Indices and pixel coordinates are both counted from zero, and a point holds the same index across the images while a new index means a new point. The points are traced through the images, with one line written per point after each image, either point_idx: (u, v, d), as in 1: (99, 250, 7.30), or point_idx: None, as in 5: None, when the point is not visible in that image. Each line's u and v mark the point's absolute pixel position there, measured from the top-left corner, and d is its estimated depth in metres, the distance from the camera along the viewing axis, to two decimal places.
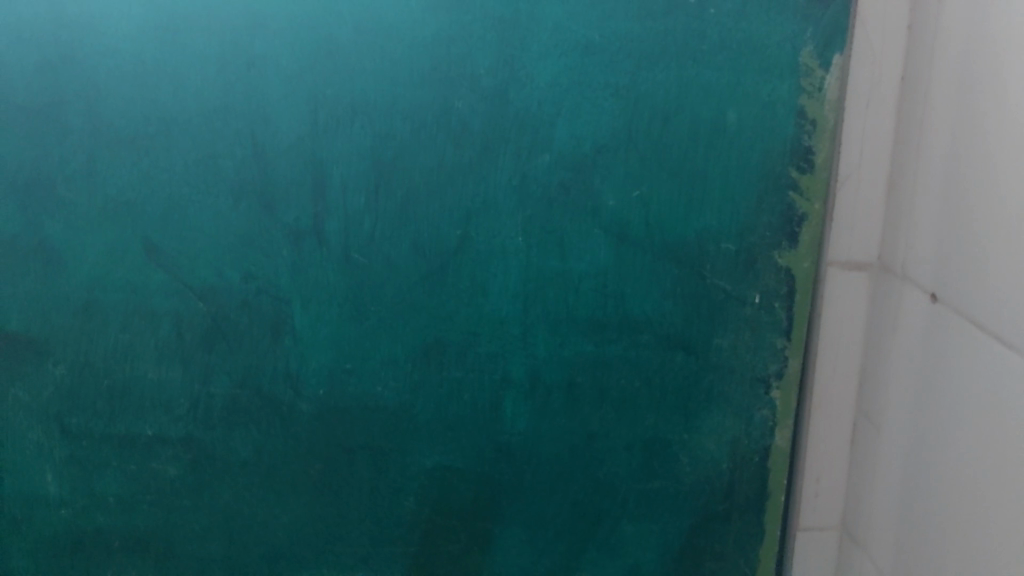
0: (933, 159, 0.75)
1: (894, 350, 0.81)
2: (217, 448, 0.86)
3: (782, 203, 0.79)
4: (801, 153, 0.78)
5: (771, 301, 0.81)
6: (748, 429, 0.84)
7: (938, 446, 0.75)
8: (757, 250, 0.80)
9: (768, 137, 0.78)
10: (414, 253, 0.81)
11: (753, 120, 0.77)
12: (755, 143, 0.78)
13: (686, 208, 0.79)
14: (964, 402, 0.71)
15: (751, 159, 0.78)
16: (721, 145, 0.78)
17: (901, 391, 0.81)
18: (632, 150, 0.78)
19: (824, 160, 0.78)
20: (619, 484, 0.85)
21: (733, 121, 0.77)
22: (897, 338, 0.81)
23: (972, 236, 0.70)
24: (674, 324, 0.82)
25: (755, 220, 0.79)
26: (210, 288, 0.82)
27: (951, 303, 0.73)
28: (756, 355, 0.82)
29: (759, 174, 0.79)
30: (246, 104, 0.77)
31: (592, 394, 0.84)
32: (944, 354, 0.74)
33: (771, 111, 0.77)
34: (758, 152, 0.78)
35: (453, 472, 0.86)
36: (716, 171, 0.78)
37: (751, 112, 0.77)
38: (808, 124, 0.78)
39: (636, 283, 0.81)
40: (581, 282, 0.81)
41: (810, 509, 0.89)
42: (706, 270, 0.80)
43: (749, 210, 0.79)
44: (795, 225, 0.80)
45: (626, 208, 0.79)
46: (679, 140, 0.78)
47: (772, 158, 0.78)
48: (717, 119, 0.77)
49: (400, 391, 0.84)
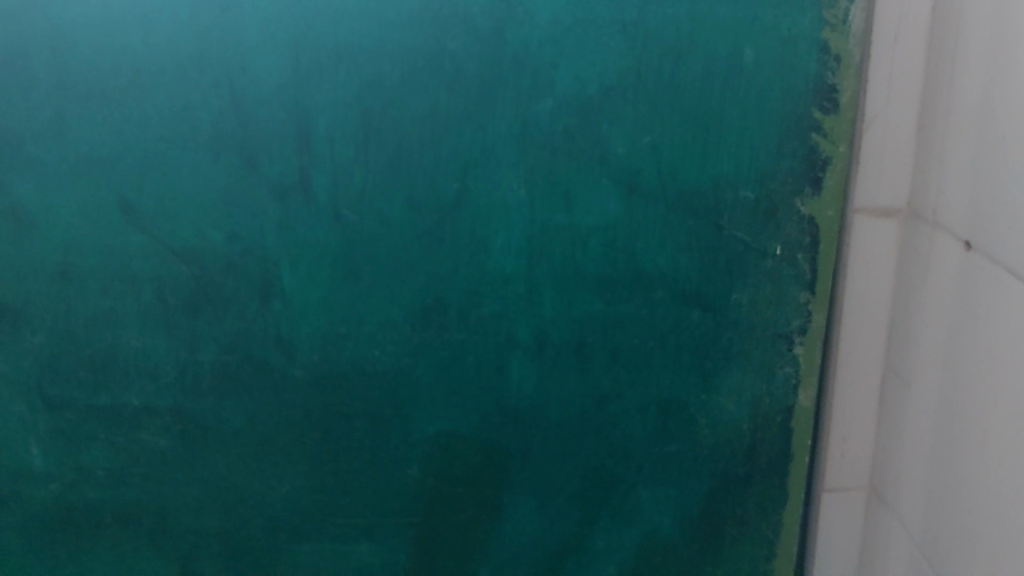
0: (967, 95, 0.69)
1: (925, 302, 0.76)
2: (208, 419, 0.82)
3: (804, 145, 0.73)
4: (824, 92, 0.72)
5: (793, 252, 0.75)
6: (769, 388, 0.79)
7: (973, 407, 0.70)
8: (778, 198, 0.74)
9: (789, 74, 0.71)
10: (409, 208, 0.76)
11: (771, 57, 0.71)
12: (773, 81, 0.72)
13: (700, 154, 0.73)
14: (1000, 361, 0.66)
15: (770, 100, 0.72)
16: (737, 85, 0.72)
17: (933, 346, 0.75)
18: (641, 92, 0.72)
19: (850, 98, 0.72)
20: (633, 448, 0.81)
21: (751, 58, 0.71)
22: (928, 289, 0.76)
23: (1009, 179, 0.64)
24: (689, 278, 0.76)
25: (775, 164, 0.74)
26: (194, 250, 0.77)
27: (987, 252, 0.67)
28: (777, 310, 0.77)
29: (780, 114, 0.72)
30: (222, 51, 0.71)
31: (602, 355, 0.79)
32: (979, 307, 0.69)
33: (792, 47, 0.71)
34: (777, 92, 0.72)
35: (457, 438, 0.82)
36: (732, 113, 0.72)
37: (770, 48, 0.71)
38: (832, 60, 0.71)
39: (648, 236, 0.76)
40: (588, 236, 0.76)
41: (835, 471, 0.85)
42: (724, 221, 0.75)
43: (769, 155, 0.73)
44: (819, 170, 0.74)
45: (636, 155, 0.74)
46: (692, 79, 0.72)
47: (793, 97, 0.72)
48: (733, 56, 0.71)
49: (398, 355, 0.80)
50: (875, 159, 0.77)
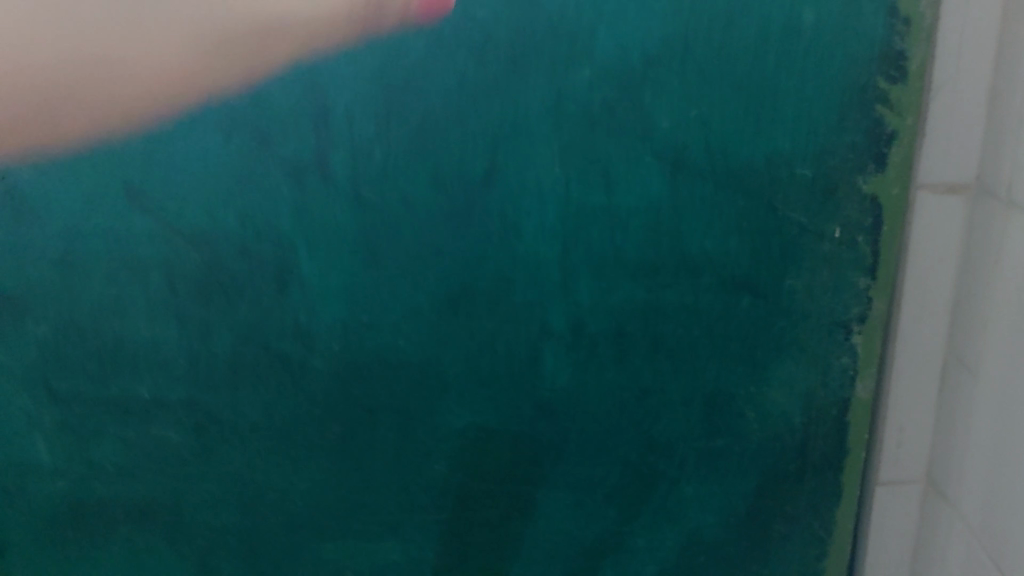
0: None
1: (996, 288, 0.70)
2: (223, 412, 0.77)
3: (868, 118, 0.67)
4: (891, 59, 0.65)
5: (853, 235, 0.70)
6: (823, 379, 0.73)
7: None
8: (837, 176, 0.68)
9: (852, 39, 0.65)
10: (435, 189, 0.70)
11: (833, 20, 0.64)
12: (835, 46, 0.65)
13: (753, 128, 0.67)
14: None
15: (831, 68, 0.65)
16: (795, 51, 0.65)
17: (1002, 337, 0.69)
18: (690, 61, 0.65)
19: (919, 66, 0.66)
20: (676, 443, 0.76)
21: (811, 22, 0.64)
22: (1000, 274, 0.69)
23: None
24: (738, 262, 0.71)
25: (835, 139, 0.67)
26: (204, 235, 0.71)
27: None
28: (834, 297, 0.71)
29: (841, 84, 0.66)
30: (235, 19, 0.65)
31: (643, 345, 0.73)
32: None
33: (858, 9, 0.64)
34: (840, 59, 0.65)
35: (487, 432, 0.77)
36: (789, 82, 0.66)
37: (834, 11, 0.64)
38: (901, 23, 0.64)
39: (694, 217, 0.70)
40: (629, 218, 0.70)
41: (890, 463, 0.79)
42: (777, 201, 0.69)
43: (828, 128, 0.67)
44: (883, 145, 0.67)
45: (682, 129, 0.67)
46: (747, 45, 0.65)
47: (857, 65, 0.65)
48: (791, 20, 0.64)
49: (425, 345, 0.75)
50: (941, 129, 0.70)
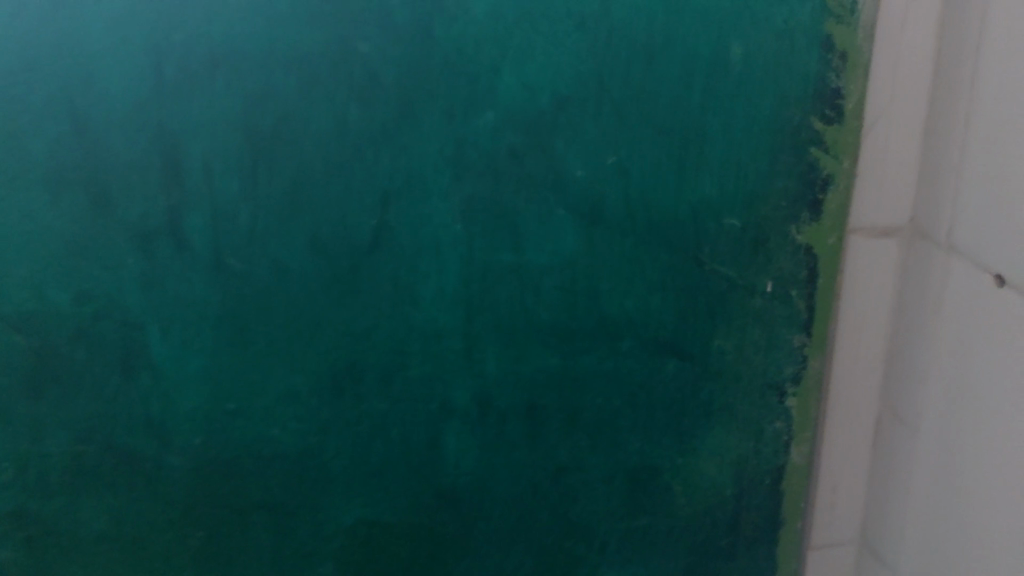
0: (993, 87, 0.54)
1: (935, 339, 0.62)
2: (59, 524, 0.64)
3: (801, 161, 0.60)
4: (827, 97, 0.58)
5: (786, 289, 0.63)
6: (756, 447, 0.67)
7: (1002, 479, 0.56)
8: (769, 226, 0.61)
9: (785, 76, 0.57)
10: (313, 254, 0.59)
11: (764, 55, 0.57)
12: (766, 84, 0.57)
13: (677, 176, 0.59)
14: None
15: (761, 108, 0.58)
16: (722, 90, 0.57)
17: (944, 394, 0.61)
18: (606, 102, 0.57)
19: (855, 104, 0.59)
20: (595, 526, 0.68)
21: (739, 57, 0.57)
22: (938, 323, 0.61)
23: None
24: (663, 324, 0.63)
25: (765, 186, 0.60)
26: (32, 315, 0.58)
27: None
28: (767, 357, 0.64)
29: (773, 124, 0.58)
30: (58, 57, 0.53)
31: (558, 420, 0.65)
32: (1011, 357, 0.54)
33: (789, 43, 0.57)
34: (770, 98, 0.58)
35: (380, 528, 0.66)
36: (717, 125, 0.58)
37: (765, 44, 0.56)
38: (837, 57, 0.58)
39: (612, 276, 0.62)
40: (540, 279, 0.61)
41: (823, 526, 0.71)
42: (704, 255, 0.61)
43: (759, 175, 0.59)
44: (818, 190, 0.60)
45: (598, 179, 0.59)
46: (669, 83, 0.57)
47: (789, 103, 0.58)
48: (717, 55, 0.56)
49: (304, 433, 0.64)
50: (875, 169, 0.61)
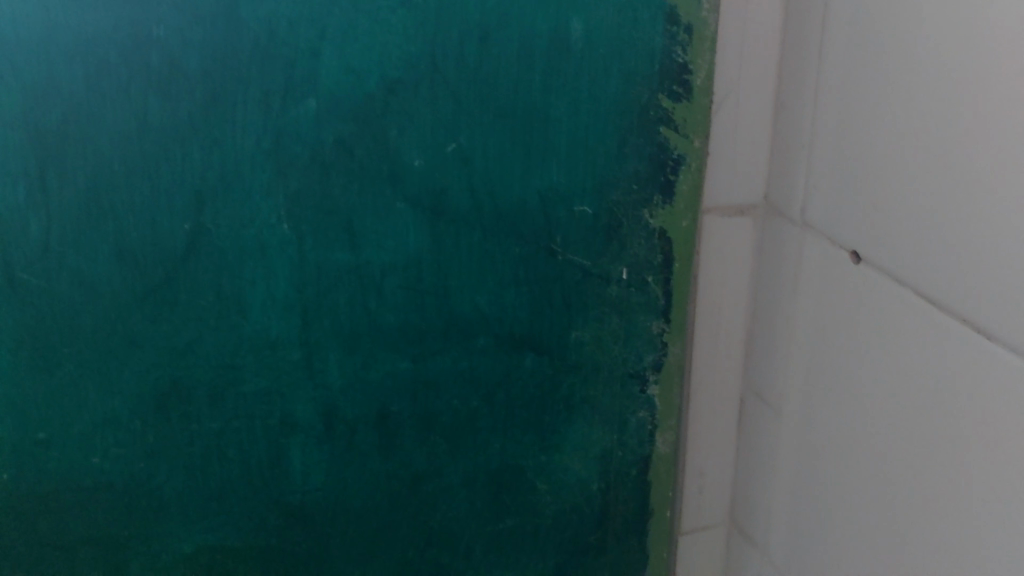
0: (844, 50, 0.51)
1: (794, 319, 0.59)
2: None
3: (650, 143, 0.56)
4: (673, 74, 0.54)
5: (642, 276, 0.59)
6: (621, 439, 0.64)
7: (855, 461, 0.53)
8: (622, 211, 0.57)
9: (629, 53, 0.53)
10: (121, 265, 0.53)
11: (606, 30, 0.53)
12: (610, 62, 0.53)
13: (523, 161, 0.55)
14: (897, 408, 0.49)
15: (607, 87, 0.54)
16: (564, 70, 0.53)
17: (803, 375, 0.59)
18: (441, 86, 0.52)
19: (702, 79, 0.55)
20: (458, 532, 0.64)
21: (580, 33, 0.53)
22: (797, 303, 0.59)
23: (914, 170, 0.46)
24: (518, 319, 0.59)
25: (615, 170, 0.56)
26: None
27: (876, 265, 0.50)
28: (627, 347, 0.61)
29: (620, 103, 0.54)
30: None
31: (411, 426, 0.61)
32: (864, 334, 0.52)
33: (634, 15, 0.53)
34: (616, 76, 0.54)
35: (226, 552, 0.62)
36: (561, 106, 0.54)
37: (607, 19, 0.52)
38: (682, 32, 0.53)
39: (460, 272, 0.57)
40: (382, 279, 0.56)
41: (692, 510, 0.70)
42: (556, 245, 0.57)
43: (608, 158, 0.56)
44: (670, 172, 0.57)
45: (438, 169, 0.54)
46: (508, 63, 0.52)
47: (636, 81, 0.54)
48: (556, 33, 0.52)
49: (129, 460, 0.58)
50: (723, 146, 0.59)
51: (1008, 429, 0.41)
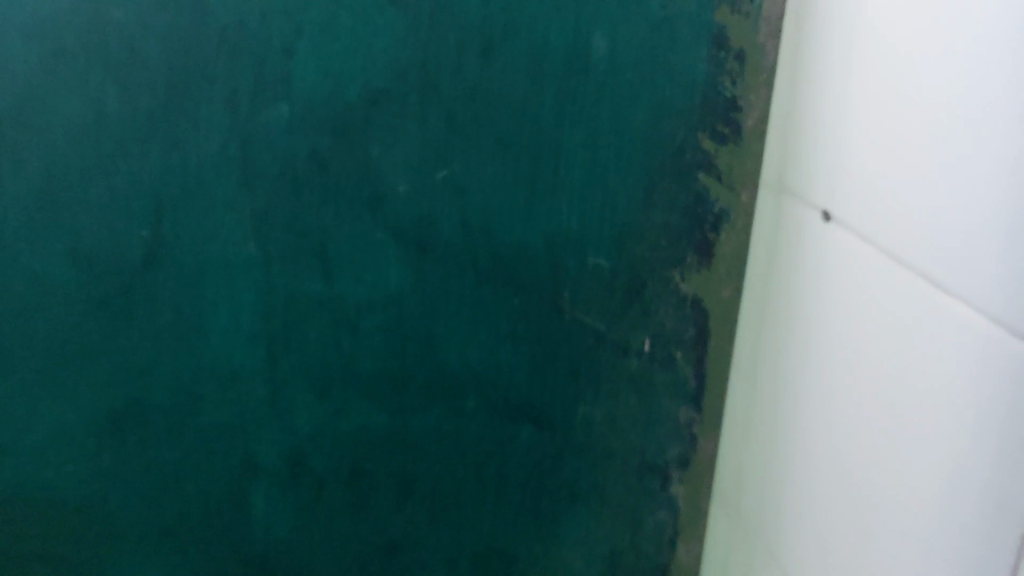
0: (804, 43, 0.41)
1: (789, 315, 0.43)
2: None
3: (685, 193, 0.46)
4: (718, 109, 0.44)
5: (668, 350, 0.49)
6: (634, 540, 0.54)
7: (832, 507, 0.38)
8: (647, 270, 0.47)
9: (664, 78, 0.44)
10: (76, 270, 0.48)
11: (635, 49, 0.43)
12: (639, 88, 0.44)
13: (527, 198, 0.46)
14: (865, 408, 0.35)
15: (634, 119, 0.44)
16: (581, 93, 0.44)
17: (788, 387, 0.43)
18: (432, 100, 0.44)
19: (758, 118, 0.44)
20: None
21: (603, 50, 0.43)
22: (807, 296, 0.41)
23: (937, 87, 0.30)
24: (517, 383, 0.50)
25: (640, 220, 0.46)
26: None
27: (856, 228, 0.36)
28: (647, 435, 0.51)
29: (649, 136, 0.45)
30: None
31: (388, 488, 0.53)
32: (845, 320, 0.37)
33: (672, 33, 0.43)
34: (645, 106, 0.44)
35: None
36: (575, 136, 0.45)
37: (637, 36, 0.43)
38: (733, 58, 0.43)
39: (450, 320, 0.49)
40: (358, 317, 0.49)
41: None
42: (564, 300, 0.48)
43: (632, 205, 0.46)
44: (708, 230, 0.46)
45: (426, 198, 0.46)
46: (513, 79, 0.44)
47: (669, 112, 0.44)
48: (574, 49, 0.43)
49: (81, 480, 0.53)
50: None
51: (988, 440, 0.28)
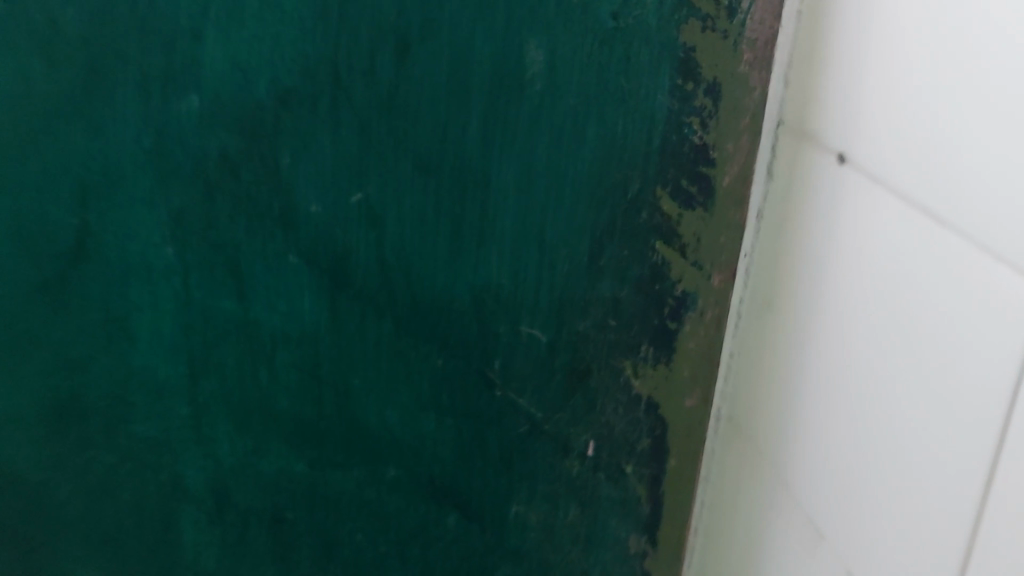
0: None
1: (786, 287, 0.33)
2: None
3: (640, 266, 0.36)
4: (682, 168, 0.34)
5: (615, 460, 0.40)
6: None
7: (821, 490, 0.31)
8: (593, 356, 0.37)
9: (617, 112, 0.33)
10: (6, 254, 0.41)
11: (572, 69, 0.33)
12: (588, 122, 0.33)
13: (450, 244, 0.37)
14: (853, 364, 0.28)
15: (578, 165, 0.34)
16: (512, 121, 0.34)
17: (789, 375, 0.33)
18: (342, 114, 0.36)
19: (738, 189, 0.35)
20: None
21: (541, 64, 0.33)
22: (805, 255, 0.32)
23: None
24: (438, 463, 0.41)
25: (582, 293, 0.36)
26: None
27: (869, 157, 0.27)
28: (585, 553, 0.43)
29: (598, 190, 0.35)
30: None
31: (308, 545, 0.46)
32: (839, 269, 0.29)
33: (626, 53, 0.32)
34: (592, 147, 0.34)
35: None
36: (504, 175, 0.35)
37: (581, 54, 0.32)
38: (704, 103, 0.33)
39: (368, 370, 0.41)
40: (273, 348, 0.42)
41: None
42: (494, 372, 0.39)
43: (576, 273, 0.36)
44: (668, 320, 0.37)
45: (337, 225, 0.38)
46: (434, 95, 0.35)
47: (622, 158, 0.34)
48: (507, 68, 0.33)
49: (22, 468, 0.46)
50: None
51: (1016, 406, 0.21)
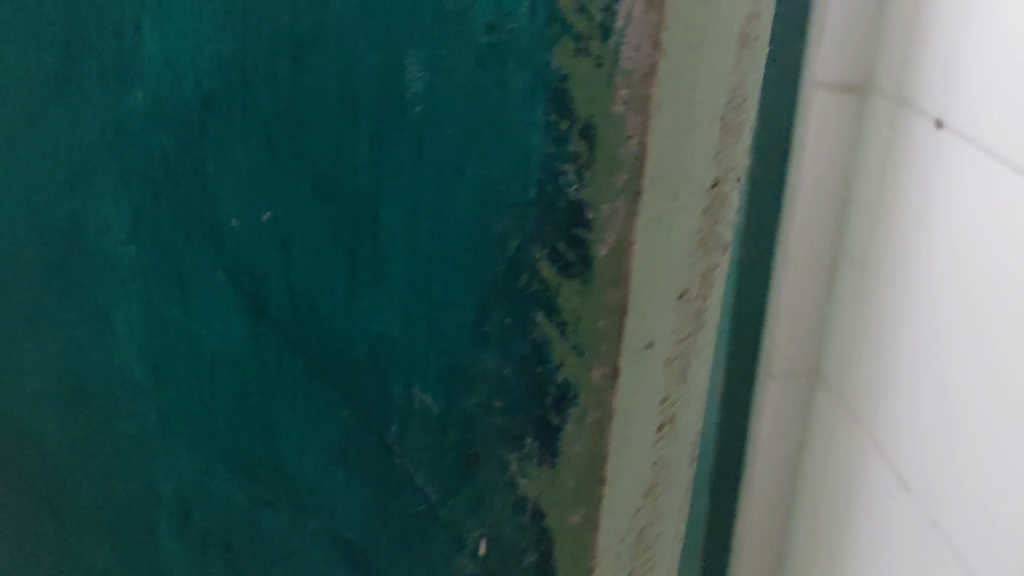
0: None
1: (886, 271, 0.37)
2: None
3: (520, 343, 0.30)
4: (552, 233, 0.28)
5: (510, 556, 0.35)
6: None
7: (917, 440, 0.36)
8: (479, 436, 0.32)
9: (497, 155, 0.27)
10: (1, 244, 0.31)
11: (451, 93, 0.26)
12: (468, 163, 0.27)
13: (346, 288, 0.30)
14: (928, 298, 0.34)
15: (460, 206, 0.28)
16: (400, 148, 0.27)
17: (857, 440, 0.40)
18: (232, 133, 0.28)
19: (643, 272, 0.28)
20: None
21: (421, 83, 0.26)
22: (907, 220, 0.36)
23: None
24: (352, 527, 0.35)
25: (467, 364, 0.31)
26: None
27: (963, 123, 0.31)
28: None
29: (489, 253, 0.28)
30: None
31: None
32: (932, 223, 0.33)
33: (503, 78, 0.26)
34: (472, 186, 0.27)
35: None
36: (392, 206, 0.28)
37: (458, 81, 0.26)
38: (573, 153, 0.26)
39: (291, 411, 0.33)
40: (219, 371, 0.32)
41: None
42: (392, 439, 0.33)
43: (462, 344, 0.30)
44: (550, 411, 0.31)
45: (250, 237, 0.29)
46: (297, 116, 0.27)
47: (500, 208, 0.28)
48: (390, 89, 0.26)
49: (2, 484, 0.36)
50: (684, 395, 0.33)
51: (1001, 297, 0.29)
